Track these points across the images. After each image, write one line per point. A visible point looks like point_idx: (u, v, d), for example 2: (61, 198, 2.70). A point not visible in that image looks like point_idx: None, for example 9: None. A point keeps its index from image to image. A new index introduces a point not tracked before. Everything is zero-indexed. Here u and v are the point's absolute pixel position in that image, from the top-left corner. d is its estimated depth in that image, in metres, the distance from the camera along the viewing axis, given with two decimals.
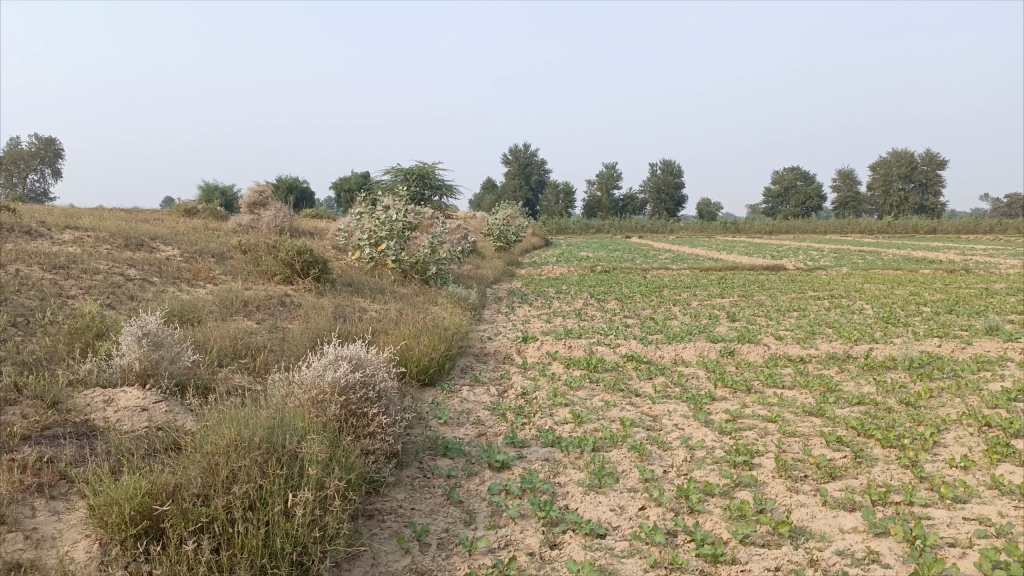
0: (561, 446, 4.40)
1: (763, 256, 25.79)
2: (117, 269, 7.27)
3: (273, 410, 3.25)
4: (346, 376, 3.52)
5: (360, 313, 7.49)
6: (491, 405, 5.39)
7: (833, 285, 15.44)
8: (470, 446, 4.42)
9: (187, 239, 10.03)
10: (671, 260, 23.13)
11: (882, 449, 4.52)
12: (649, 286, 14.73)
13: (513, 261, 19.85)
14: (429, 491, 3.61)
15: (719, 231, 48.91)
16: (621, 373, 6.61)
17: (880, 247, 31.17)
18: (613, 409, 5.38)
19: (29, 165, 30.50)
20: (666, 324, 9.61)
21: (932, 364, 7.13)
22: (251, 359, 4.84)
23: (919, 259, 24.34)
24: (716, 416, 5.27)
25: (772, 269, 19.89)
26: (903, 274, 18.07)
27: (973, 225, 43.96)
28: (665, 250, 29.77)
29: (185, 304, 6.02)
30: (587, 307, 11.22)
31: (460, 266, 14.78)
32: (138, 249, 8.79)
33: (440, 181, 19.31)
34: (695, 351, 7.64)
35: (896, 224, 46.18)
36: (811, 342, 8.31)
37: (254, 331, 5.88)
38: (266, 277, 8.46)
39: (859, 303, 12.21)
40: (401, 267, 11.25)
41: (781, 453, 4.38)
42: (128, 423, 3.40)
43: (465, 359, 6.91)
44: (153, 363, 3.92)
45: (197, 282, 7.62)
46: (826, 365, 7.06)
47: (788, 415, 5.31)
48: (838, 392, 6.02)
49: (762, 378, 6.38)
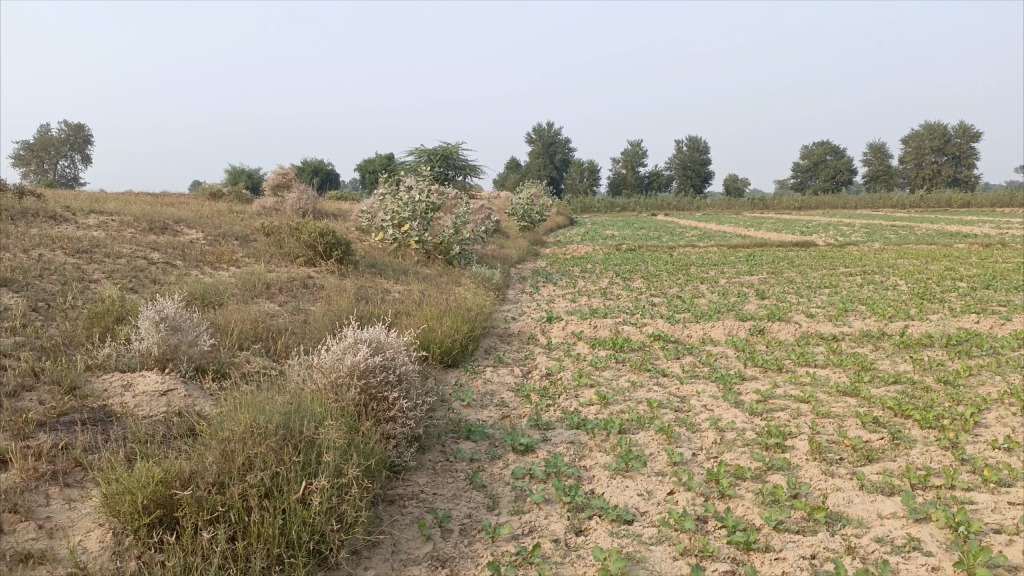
0: (586, 429, 4.31)
1: (792, 232, 25.35)
2: (140, 252, 7.27)
3: (291, 395, 3.18)
4: (365, 359, 3.44)
5: (383, 295, 7.43)
6: (515, 387, 5.30)
7: (865, 261, 15.12)
8: (494, 428, 4.34)
9: (210, 222, 10.03)
10: (698, 237, 22.81)
11: (920, 430, 4.36)
12: (676, 264, 14.53)
13: (538, 241, 19.72)
14: (452, 476, 3.53)
15: (747, 207, 48.26)
16: (647, 352, 6.49)
17: (913, 222, 30.57)
18: (640, 390, 5.27)
19: (59, 152, 30.93)
20: (693, 303, 9.45)
21: (970, 340, 6.91)
22: (272, 342, 4.79)
23: (953, 233, 23.79)
24: (746, 396, 5.14)
25: (802, 245, 19.54)
26: (937, 249, 17.66)
27: (1009, 198, 42.94)
28: (691, 227, 29.40)
29: (207, 287, 5.98)
30: (613, 286, 11.08)
31: (484, 246, 14.67)
32: (162, 232, 8.80)
33: (464, 161, 19.19)
34: (723, 329, 7.48)
35: (929, 198, 45.18)
36: (844, 320, 8.11)
37: (276, 313, 5.84)
38: (289, 259, 8.43)
39: (893, 279, 11.92)
40: (424, 248, 11.18)
41: (814, 435, 4.24)
42: (145, 409, 3.35)
43: (489, 340, 6.82)
44: (172, 347, 3.86)
45: (220, 265, 7.60)
46: (860, 343, 6.87)
47: (821, 395, 5.15)
48: (873, 370, 5.84)
49: (793, 357, 6.22)
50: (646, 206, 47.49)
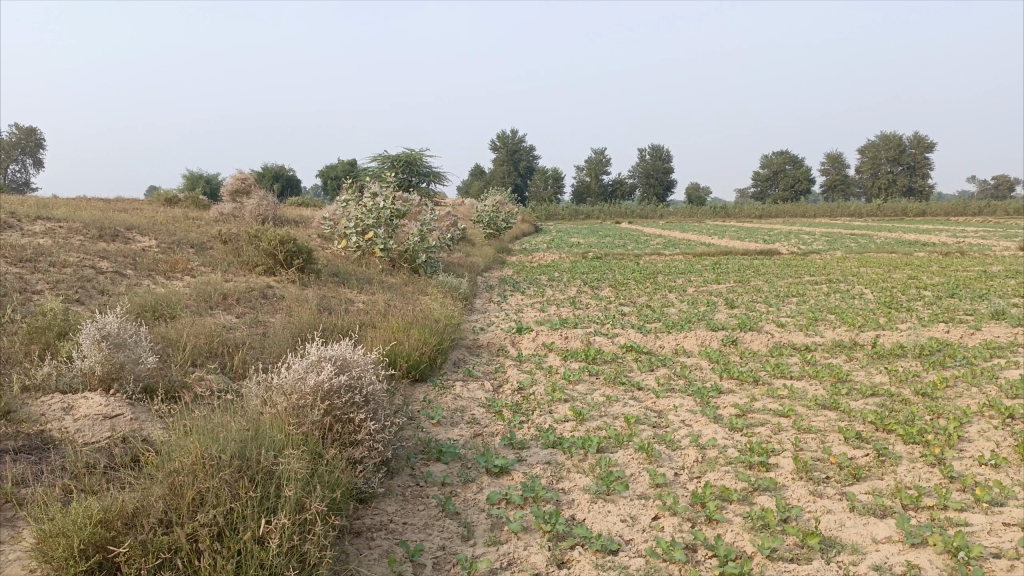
0: (563, 447, 4.11)
1: (755, 240, 25.55)
2: (88, 261, 6.91)
3: (247, 420, 2.92)
4: (329, 380, 3.19)
5: (347, 305, 7.15)
6: (486, 402, 5.09)
7: (829, 269, 15.22)
8: (465, 449, 4.12)
9: (165, 229, 9.64)
10: (663, 246, 22.86)
11: (904, 445, 4.25)
12: (643, 272, 14.45)
13: (503, 248, 19.53)
14: (422, 502, 3.30)
15: (708, 215, 48.70)
16: (621, 365, 6.31)
17: (872, 230, 31.08)
18: (615, 405, 5.08)
19: (10, 156, 30.03)
20: (663, 312, 9.33)
21: (942, 351, 6.87)
22: (227, 358, 4.51)
23: (911, 242, 24.17)
24: (725, 410, 4.99)
25: (767, 253, 19.67)
26: (898, 257, 17.88)
27: (961, 207, 44.00)
28: (656, 235, 29.42)
29: (159, 299, 5.67)
30: (581, 295, 10.93)
31: (450, 254, 14.43)
32: (113, 240, 8.41)
33: (428, 168, 18.94)
34: (696, 340, 7.35)
35: (885, 206, 46.04)
36: (815, 329, 8.04)
37: (233, 326, 5.55)
38: (248, 267, 8.11)
39: (858, 288, 11.96)
40: (389, 256, 10.91)
41: (798, 452, 4.09)
42: (87, 435, 3.06)
43: (457, 353, 6.59)
44: (117, 366, 3.58)
45: (174, 274, 7.27)
46: (833, 353, 6.78)
47: (800, 409, 5.02)
48: (850, 382, 5.74)
49: (768, 369, 6.09)
50: (611, 213, 47.68)
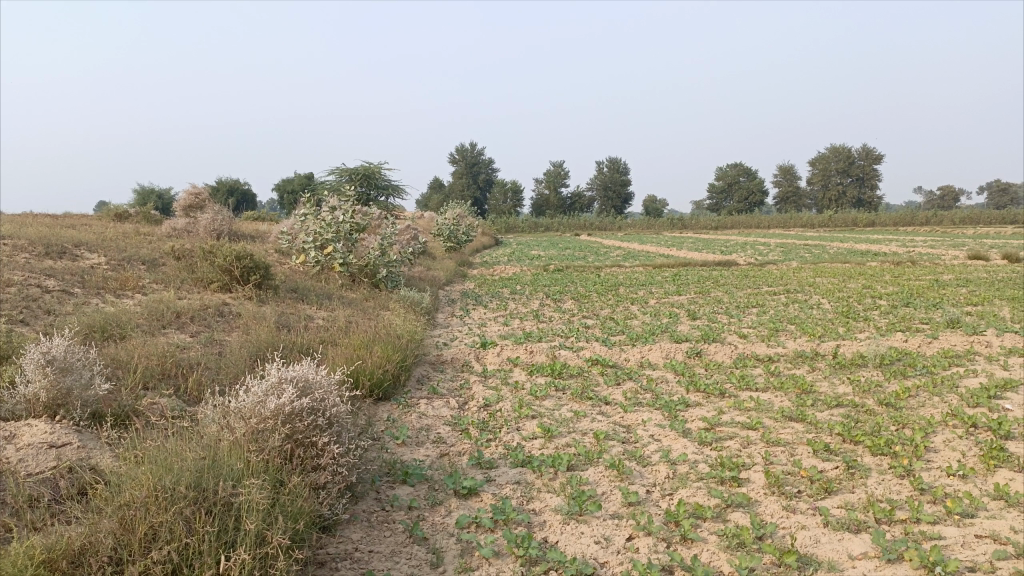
0: (532, 467, 4.01)
1: (713, 251, 25.84)
2: (33, 279, 6.62)
3: (203, 446, 2.76)
4: (291, 403, 3.05)
5: (307, 322, 6.98)
6: (452, 420, 4.97)
7: (786, 279, 15.43)
8: (432, 470, 3.99)
9: (115, 245, 9.33)
10: (622, 258, 22.97)
11: (873, 457, 4.25)
12: (604, 284, 14.45)
13: (464, 261, 19.41)
14: (389, 528, 3.17)
15: (666, 227, 49.22)
16: (587, 379, 6.25)
17: (825, 241, 31.68)
18: (583, 420, 5.01)
19: None
20: (627, 325, 9.32)
21: (902, 360, 6.95)
22: (181, 380, 4.34)
23: (863, 251, 24.68)
24: (693, 424, 4.95)
25: (725, 264, 19.90)
26: (852, 267, 18.21)
27: (909, 217, 45.17)
28: (615, 247, 29.58)
29: (108, 318, 5.43)
30: (544, 308, 10.87)
31: (411, 268, 14.27)
32: (59, 257, 8.11)
33: (386, 181, 18.77)
34: (661, 352, 7.33)
35: (836, 217, 47.04)
36: (777, 340, 8.08)
37: (187, 345, 5.35)
38: (202, 284, 7.87)
39: (815, 298, 12.12)
40: (349, 270, 10.73)
41: (768, 466, 4.06)
42: (30, 465, 2.87)
43: (421, 369, 6.46)
44: (63, 392, 3.39)
45: (124, 292, 7.01)
46: (796, 364, 6.81)
47: (767, 421, 5.01)
48: (814, 393, 5.75)
49: (734, 381, 6.08)
50: (570, 226, 47.88)
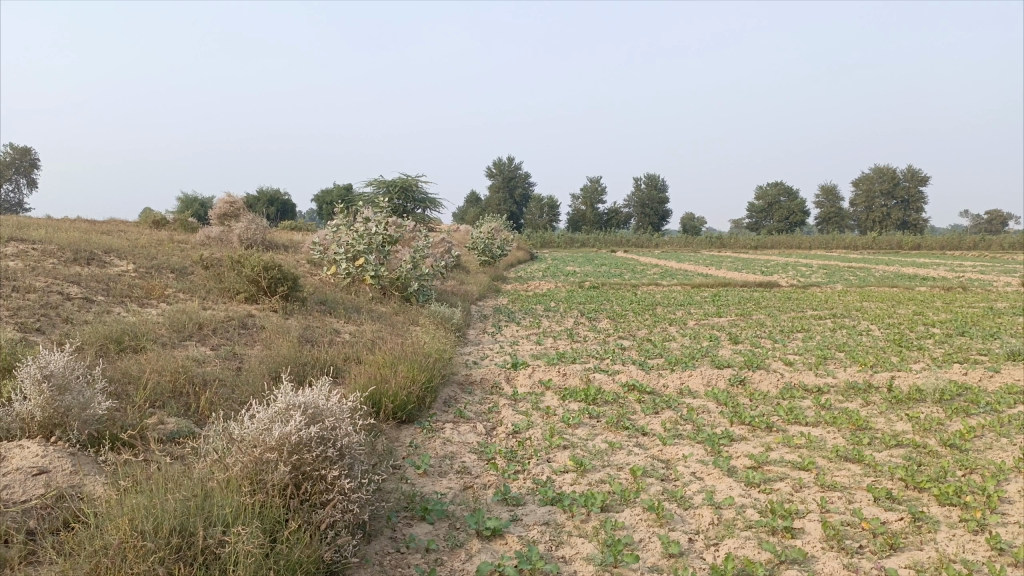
0: (563, 506, 3.69)
1: (753, 272, 25.22)
2: (56, 286, 6.49)
3: (197, 482, 2.49)
4: (298, 432, 2.76)
5: (332, 337, 6.73)
6: (478, 448, 4.66)
7: (832, 303, 14.86)
8: (454, 505, 3.68)
9: (146, 252, 9.23)
10: (660, 276, 22.49)
11: (940, 507, 3.84)
12: (642, 303, 14.06)
13: (497, 275, 19.09)
14: (403, 574, 2.87)
15: (704, 246, 48.53)
16: (623, 406, 5.89)
17: (870, 264, 30.73)
18: (619, 453, 4.65)
19: (6, 175, 30.41)
20: (665, 347, 8.93)
21: (963, 396, 6.47)
22: (193, 397, 4.09)
23: (910, 276, 23.82)
24: (738, 461, 4.57)
25: (766, 285, 19.34)
26: (900, 292, 17.50)
27: (957, 241, 43.86)
28: (653, 265, 29.07)
29: (127, 328, 5.26)
30: (579, 327, 10.53)
31: (444, 282, 14.02)
32: (88, 263, 8.01)
33: (423, 194, 18.62)
34: (701, 379, 6.93)
35: (880, 240, 45.87)
36: (825, 369, 7.62)
37: (205, 359, 5.13)
38: (229, 294, 7.69)
39: (864, 324, 11.58)
40: (380, 283, 10.49)
41: (825, 515, 3.67)
42: (15, 492, 2.59)
43: (448, 390, 6.15)
44: (61, 411, 3.13)
45: (149, 301, 6.85)
46: (849, 397, 6.37)
47: (820, 461, 4.61)
48: (869, 431, 5.31)
49: (782, 414, 5.67)
50: (606, 241, 47.43)
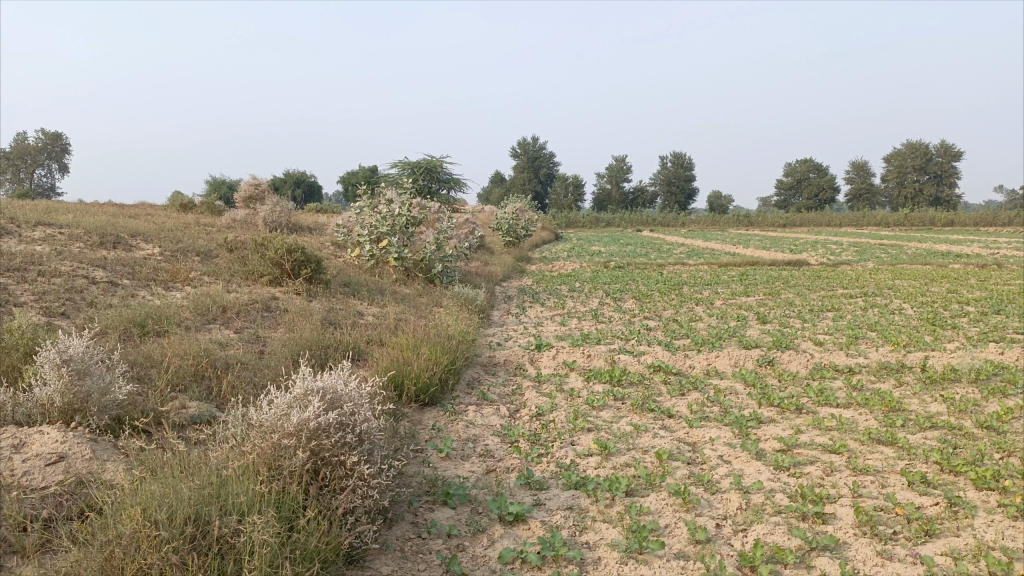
0: (587, 490, 3.63)
1: (781, 249, 24.85)
2: (82, 270, 6.52)
3: (214, 469, 2.47)
4: (316, 418, 2.72)
5: (355, 319, 6.71)
6: (501, 431, 4.61)
7: (863, 281, 14.58)
8: (477, 489, 3.64)
9: (171, 236, 9.27)
10: (687, 255, 22.24)
11: (977, 492, 3.72)
12: (668, 283, 13.90)
13: (522, 256, 18.99)
14: (423, 560, 2.83)
15: (731, 224, 47.96)
16: (648, 388, 5.80)
17: (902, 241, 30.14)
18: (644, 436, 4.58)
19: (37, 160, 30.94)
20: (691, 327, 8.81)
21: (999, 375, 6.28)
22: (215, 381, 4.07)
23: (943, 253, 23.34)
24: (767, 444, 4.47)
25: (796, 264, 19.04)
26: (934, 270, 17.12)
27: (992, 217, 42.88)
28: (679, 244, 28.74)
29: (151, 312, 5.26)
30: (604, 308, 10.42)
31: (468, 263, 13.96)
32: (113, 247, 8.06)
33: (448, 174, 18.54)
34: (729, 359, 6.81)
35: (913, 216, 44.98)
36: (856, 349, 7.46)
37: (228, 342, 5.13)
38: (253, 277, 7.70)
39: (896, 302, 11.33)
40: (403, 265, 10.46)
41: (857, 500, 3.57)
42: (35, 479, 2.58)
43: (472, 372, 6.11)
44: (81, 396, 3.13)
45: (174, 284, 6.87)
46: (881, 377, 6.22)
47: (852, 443, 4.50)
48: (903, 412, 5.18)
49: (812, 395, 5.55)
50: (632, 221, 47.06)
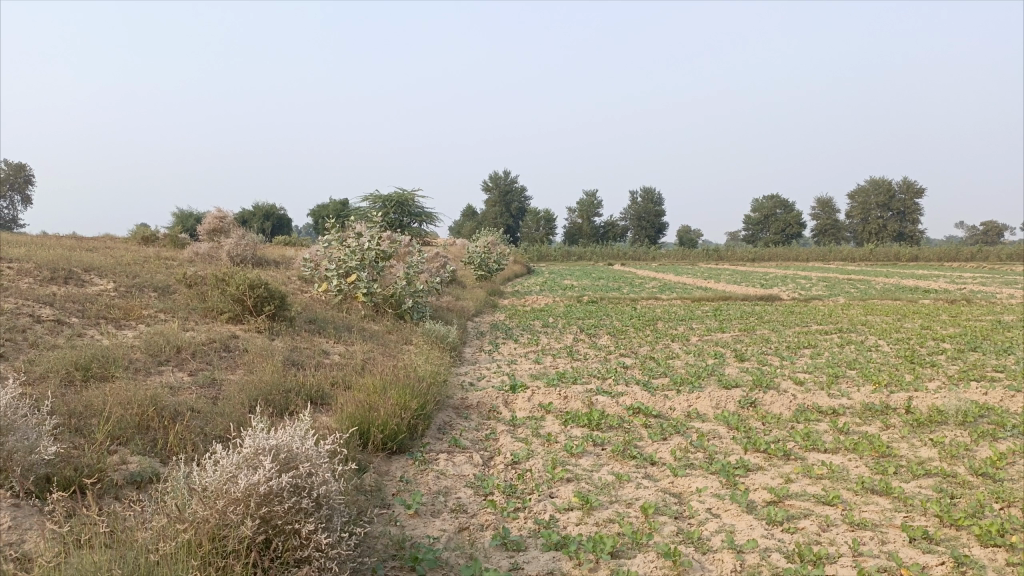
0: (568, 552, 3.33)
1: (753, 284, 24.88)
2: (27, 307, 6.13)
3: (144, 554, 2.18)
4: (268, 482, 2.41)
5: (320, 359, 6.37)
6: (474, 482, 4.30)
7: (837, 317, 14.51)
8: (449, 552, 3.33)
9: (128, 270, 8.87)
10: (660, 290, 22.16)
11: (983, 549, 3.48)
12: (642, 318, 13.71)
13: (495, 291, 18.74)
14: None
15: (701, 258, 48.32)
16: (629, 432, 5.53)
17: (869, 276, 30.42)
18: (627, 487, 4.30)
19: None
20: (669, 366, 8.58)
21: (986, 418, 6.10)
22: (161, 432, 3.72)
23: (911, 288, 23.54)
24: (757, 495, 4.21)
25: (768, 299, 18.98)
26: (904, 305, 17.16)
27: (954, 253, 43.66)
28: (651, 278, 28.72)
29: (97, 354, 4.90)
30: (578, 344, 10.18)
31: (440, 298, 13.67)
32: (65, 283, 7.66)
33: (419, 208, 18.32)
34: (711, 400, 6.57)
35: (878, 252, 45.61)
36: (838, 389, 7.27)
37: (180, 387, 4.78)
38: (212, 315, 7.34)
39: (872, 339, 11.21)
40: (373, 300, 10.14)
41: (859, 560, 3.32)
42: None
43: (442, 416, 5.78)
44: (3, 456, 2.78)
45: (127, 322, 6.49)
46: (867, 420, 6.02)
47: (845, 494, 4.26)
48: (893, 458, 4.96)
49: (798, 440, 5.32)
50: (603, 255, 47.14)
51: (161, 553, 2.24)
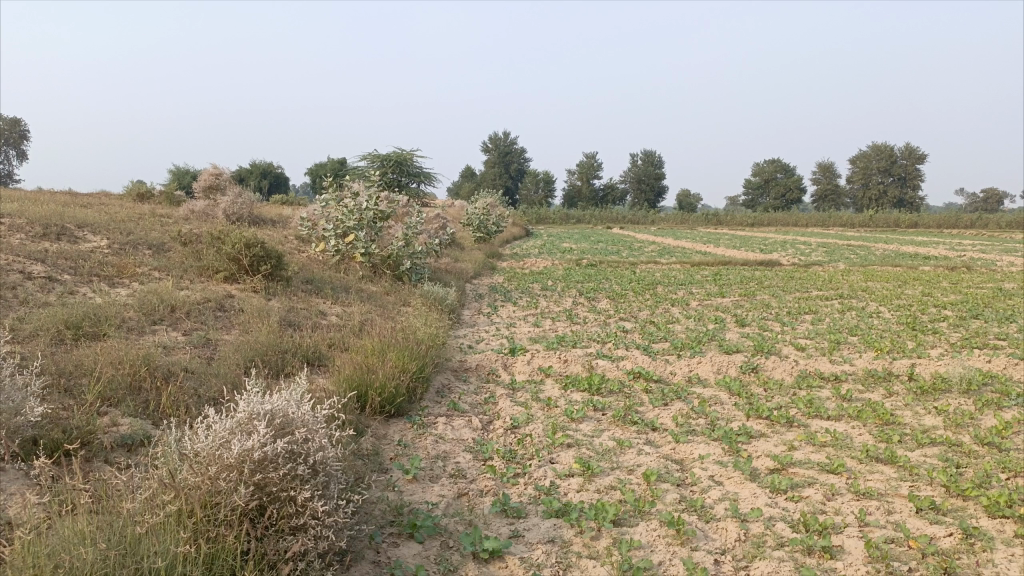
0: (570, 519, 3.27)
1: (752, 249, 24.77)
2: (18, 264, 6.00)
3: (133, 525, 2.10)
4: (262, 448, 2.33)
5: (317, 320, 6.27)
6: (473, 446, 4.24)
7: (838, 282, 14.43)
8: (448, 518, 3.26)
9: (122, 227, 8.72)
10: (660, 253, 22.03)
11: (990, 520, 3.43)
12: (642, 282, 13.62)
13: (494, 253, 18.62)
14: None
15: (700, 222, 48.14)
16: (630, 397, 5.47)
17: (869, 242, 30.27)
18: (628, 453, 4.23)
19: None
20: (669, 330, 8.50)
21: (990, 386, 6.04)
22: (153, 393, 3.63)
23: (911, 254, 23.46)
24: (760, 463, 4.14)
25: (768, 264, 18.90)
26: (905, 272, 17.07)
27: (954, 220, 43.50)
28: (650, 242, 28.58)
29: (89, 312, 4.79)
30: (578, 308, 10.09)
31: (438, 260, 13.54)
32: (57, 239, 7.52)
33: (417, 168, 18.09)
34: (712, 366, 6.50)
35: (878, 218, 45.41)
36: (840, 355, 7.20)
37: (175, 347, 4.69)
38: (207, 274, 7.22)
39: (873, 305, 11.15)
40: (370, 261, 10.02)
41: (866, 531, 3.26)
42: None
43: (441, 379, 5.71)
44: None
45: (120, 280, 6.37)
46: (870, 387, 5.95)
47: (850, 462, 4.20)
48: (897, 426, 4.89)
49: (801, 407, 5.25)
50: (602, 218, 46.89)
51: (150, 521, 2.15)
